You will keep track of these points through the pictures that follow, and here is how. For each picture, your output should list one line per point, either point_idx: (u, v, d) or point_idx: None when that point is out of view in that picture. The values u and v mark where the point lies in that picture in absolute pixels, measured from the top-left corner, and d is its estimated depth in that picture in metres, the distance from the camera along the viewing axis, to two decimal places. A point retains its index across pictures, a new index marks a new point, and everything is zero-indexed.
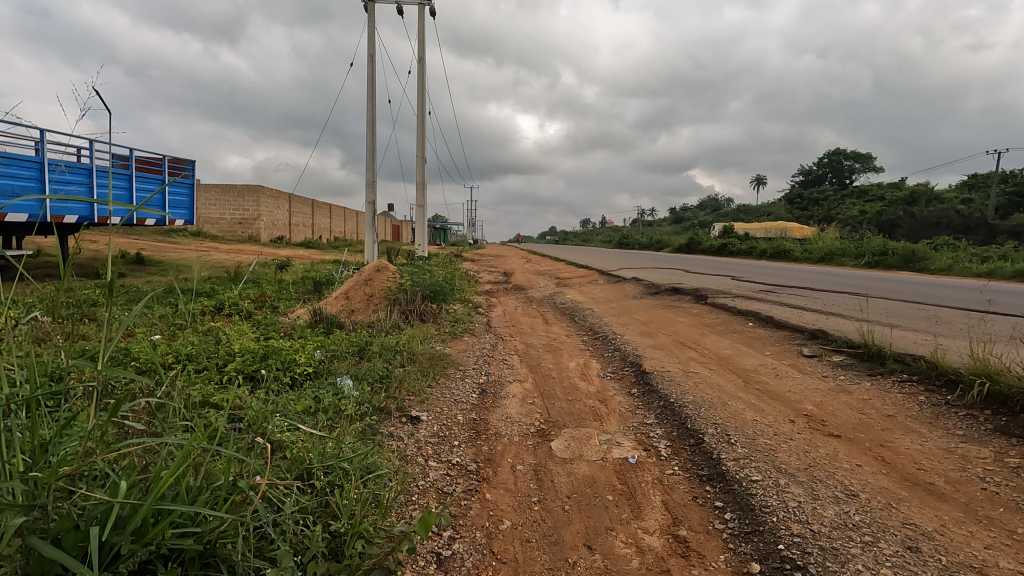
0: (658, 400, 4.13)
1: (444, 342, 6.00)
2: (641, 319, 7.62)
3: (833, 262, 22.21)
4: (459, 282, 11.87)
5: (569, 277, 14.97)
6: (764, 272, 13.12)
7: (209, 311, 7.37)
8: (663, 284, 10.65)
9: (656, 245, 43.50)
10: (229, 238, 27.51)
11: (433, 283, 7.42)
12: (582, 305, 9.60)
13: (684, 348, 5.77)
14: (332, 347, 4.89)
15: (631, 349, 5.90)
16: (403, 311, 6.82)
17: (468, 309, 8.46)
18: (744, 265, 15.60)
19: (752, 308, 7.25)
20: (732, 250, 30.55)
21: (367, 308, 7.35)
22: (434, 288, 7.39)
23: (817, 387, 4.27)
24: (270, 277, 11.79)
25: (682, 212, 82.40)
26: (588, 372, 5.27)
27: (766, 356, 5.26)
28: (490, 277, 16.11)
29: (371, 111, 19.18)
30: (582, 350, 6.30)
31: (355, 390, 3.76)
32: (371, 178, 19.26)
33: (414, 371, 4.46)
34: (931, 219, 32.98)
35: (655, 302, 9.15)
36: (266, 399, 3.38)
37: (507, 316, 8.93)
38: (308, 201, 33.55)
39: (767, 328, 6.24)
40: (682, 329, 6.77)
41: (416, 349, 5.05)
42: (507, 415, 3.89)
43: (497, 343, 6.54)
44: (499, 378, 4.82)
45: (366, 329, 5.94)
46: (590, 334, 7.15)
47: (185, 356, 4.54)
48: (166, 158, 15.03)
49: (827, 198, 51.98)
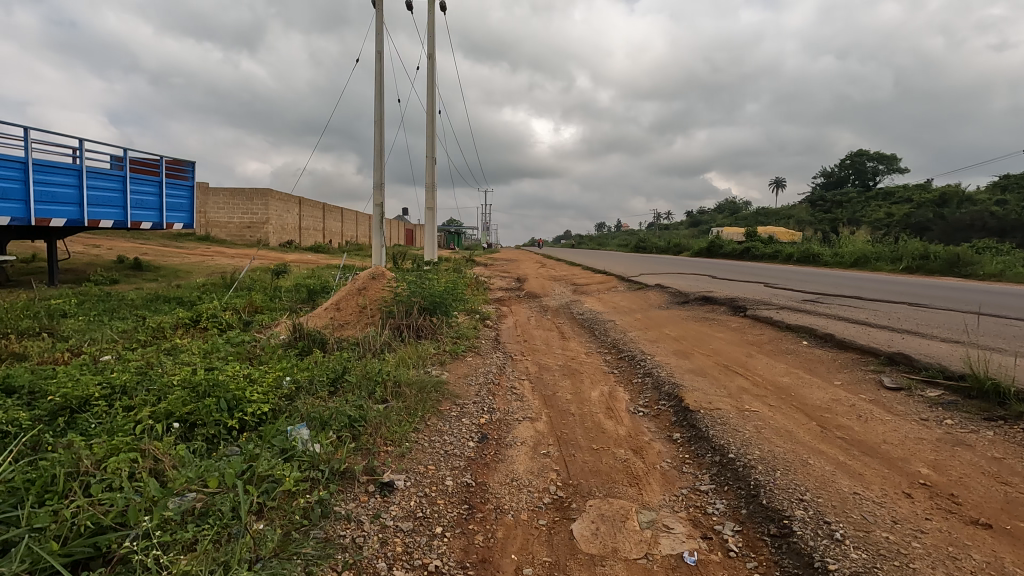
0: (713, 455, 3.14)
1: (441, 365, 5.08)
2: (672, 335, 6.61)
3: (867, 267, 20.94)
4: (467, 289, 10.99)
5: (588, 284, 13.98)
6: (801, 279, 12.07)
7: (181, 325, 6.56)
8: (693, 293, 9.63)
9: (675, 249, 42.37)
10: (237, 243, 27.00)
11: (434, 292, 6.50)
12: (602, 316, 8.62)
13: (732, 374, 4.77)
14: (302, 375, 4.00)
15: (664, 374, 4.92)
16: (396, 326, 5.92)
17: (475, 321, 7.55)
18: (775, 271, 14.51)
19: (804, 322, 6.23)
20: (755, 254, 29.27)
21: (359, 321, 6.44)
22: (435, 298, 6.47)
23: (921, 435, 3.25)
24: (264, 283, 11.02)
25: (699, 216, 80.78)
26: (614, 405, 4.31)
27: (838, 387, 4.24)
28: (503, 284, 15.16)
29: (380, 110, 18.47)
30: (605, 374, 5.34)
31: (311, 443, 2.84)
32: (379, 181, 18.47)
33: (396, 411, 3.53)
34: (964, 221, 31.47)
35: (684, 313, 8.15)
36: (184, 467, 2.49)
37: (518, 329, 7.99)
38: (319, 204, 32.98)
39: (829, 349, 5.22)
40: (723, 348, 5.75)
41: (404, 377, 4.12)
42: (512, 475, 2.95)
43: (504, 364, 5.62)
44: (505, 417, 3.87)
45: (349, 350, 5.04)
46: (613, 352, 6.18)
47: (120, 390, 3.69)
48: (163, 159, 14.36)
49: (852, 200, 50.22)
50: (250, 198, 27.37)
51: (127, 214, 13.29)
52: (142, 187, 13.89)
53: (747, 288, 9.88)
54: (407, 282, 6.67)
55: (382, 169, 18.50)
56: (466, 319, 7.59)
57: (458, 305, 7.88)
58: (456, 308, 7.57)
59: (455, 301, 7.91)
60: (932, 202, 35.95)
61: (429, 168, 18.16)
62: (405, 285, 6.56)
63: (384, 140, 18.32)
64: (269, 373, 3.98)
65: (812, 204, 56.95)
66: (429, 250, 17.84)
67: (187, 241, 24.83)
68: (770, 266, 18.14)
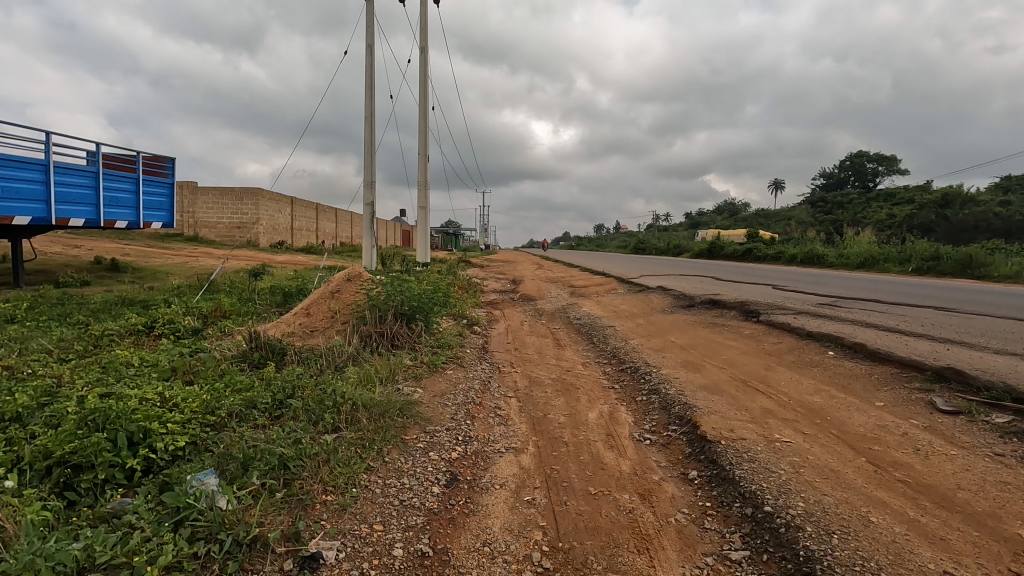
0: (741, 506, 2.47)
1: (415, 381, 4.39)
2: (680, 344, 5.93)
3: (874, 268, 20.30)
4: (457, 292, 10.33)
5: (586, 286, 13.28)
6: (812, 281, 11.45)
7: (132, 332, 5.89)
8: (699, 295, 8.98)
9: (675, 250, 41.79)
10: (226, 243, 26.32)
11: (413, 293, 5.79)
12: (601, 321, 7.93)
13: (752, 392, 4.08)
14: (241, 398, 3.32)
15: (674, 391, 4.22)
16: (368, 334, 5.25)
17: (462, 327, 6.88)
18: (783, 273, 13.83)
19: (827, 329, 5.56)
20: (758, 254, 28.60)
21: (329, 329, 5.74)
22: (416, 299, 5.76)
23: (1003, 478, 2.58)
24: (241, 284, 10.36)
25: (698, 217, 80.18)
26: (614, 432, 3.62)
27: (882, 409, 3.57)
28: (497, 286, 14.49)
29: (370, 105, 17.83)
30: (605, 389, 4.65)
31: (218, 497, 2.16)
32: (370, 179, 17.79)
33: (346, 447, 2.85)
34: (969, 222, 30.84)
35: (691, 318, 7.46)
36: (25, 541, 1.82)
37: (510, 335, 7.30)
38: (312, 204, 32.29)
39: (862, 361, 4.56)
40: (739, 360, 5.06)
41: (362, 398, 3.43)
42: (484, 536, 2.26)
43: (490, 377, 4.95)
44: (484, 449, 3.19)
45: (307, 366, 4.34)
46: (614, 363, 5.51)
47: (11, 414, 3.00)
48: (140, 155, 13.69)
49: (853, 201, 49.62)
50: (239, 198, 26.71)
51: (100, 212, 12.61)
52: (117, 184, 13.21)
53: (757, 291, 9.23)
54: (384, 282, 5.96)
55: (373, 167, 17.82)
56: (452, 325, 6.89)
57: (443, 308, 7.18)
58: (440, 312, 6.87)
59: (440, 303, 7.20)
60: (935, 202, 35.34)
61: (422, 166, 17.49)
62: (381, 286, 5.83)
63: (374, 137, 17.65)
64: (201, 394, 3.30)
65: (813, 204, 56.34)
66: (421, 251, 17.14)
67: (174, 242, 24.14)
68: (775, 267, 17.46)
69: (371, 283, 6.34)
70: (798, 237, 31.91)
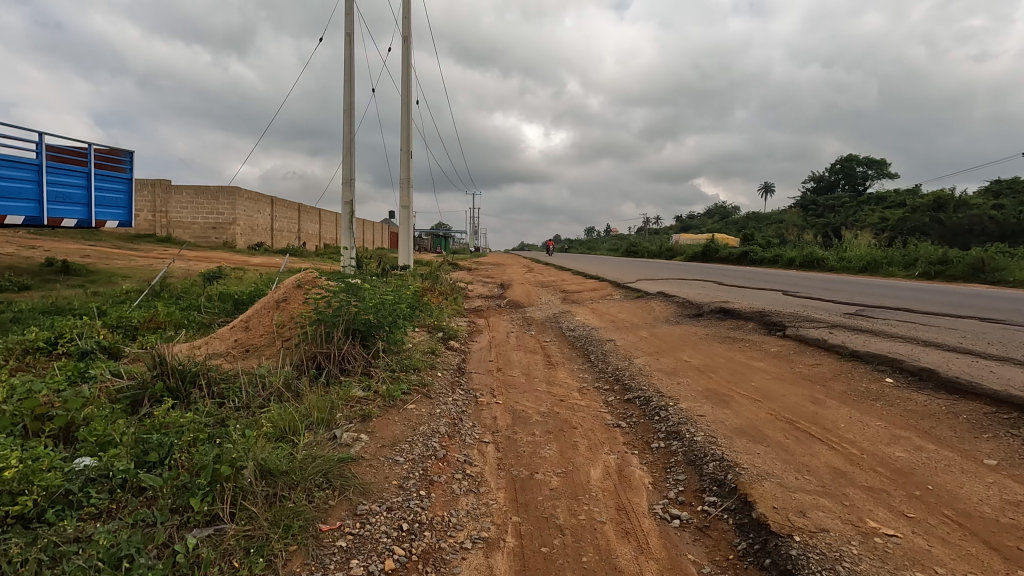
0: None
1: (360, 424, 3.33)
2: (696, 365, 4.91)
3: (878, 272, 19.52)
4: (436, 300, 9.31)
5: (579, 291, 12.29)
6: (825, 287, 10.55)
7: (26, 352, 4.79)
8: (707, 303, 8.00)
9: (667, 253, 41.07)
10: (201, 245, 25.10)
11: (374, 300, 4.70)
12: (598, 333, 6.91)
13: (807, 440, 3.05)
14: (79, 467, 2.26)
15: (702, 438, 3.19)
16: (310, 357, 4.17)
17: (435, 342, 5.85)
18: (791, 278, 12.92)
19: (877, 348, 4.57)
20: (754, 257, 27.76)
21: (268, 347, 4.66)
22: (376, 307, 4.68)
23: None
24: (193, 290, 9.26)
25: (689, 219, 79.65)
26: (627, 505, 2.59)
27: (1001, 472, 2.57)
28: (483, 291, 13.48)
29: (349, 97, 16.79)
30: (609, 432, 3.61)
31: None
32: (349, 176, 16.69)
33: (212, 562, 1.81)
34: (963, 227, 30.41)
35: (703, 331, 6.45)
36: None
37: (492, 351, 6.27)
38: (294, 204, 31.07)
39: (938, 395, 3.57)
40: (775, 390, 4.05)
41: (266, 459, 2.40)
42: None
43: (463, 413, 3.89)
44: (438, 547, 2.14)
45: (218, 408, 3.28)
46: (618, 391, 4.49)
47: None
48: (93, 148, 12.52)
49: (845, 205, 49.12)
50: (215, 197, 25.48)
51: (44, 209, 11.44)
52: (65, 179, 12.02)
53: (770, 299, 8.27)
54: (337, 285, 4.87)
55: (352, 164, 16.72)
56: (424, 340, 5.83)
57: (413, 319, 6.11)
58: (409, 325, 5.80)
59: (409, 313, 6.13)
60: (928, 206, 34.77)
61: (404, 163, 16.45)
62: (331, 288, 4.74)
63: (353, 130, 16.56)
64: (26, 457, 2.26)
65: (804, 208, 55.83)
66: (404, 254, 16.05)
67: (143, 243, 22.89)
68: (776, 272, 16.53)
69: (325, 286, 5.26)
70: (793, 240, 31.19)
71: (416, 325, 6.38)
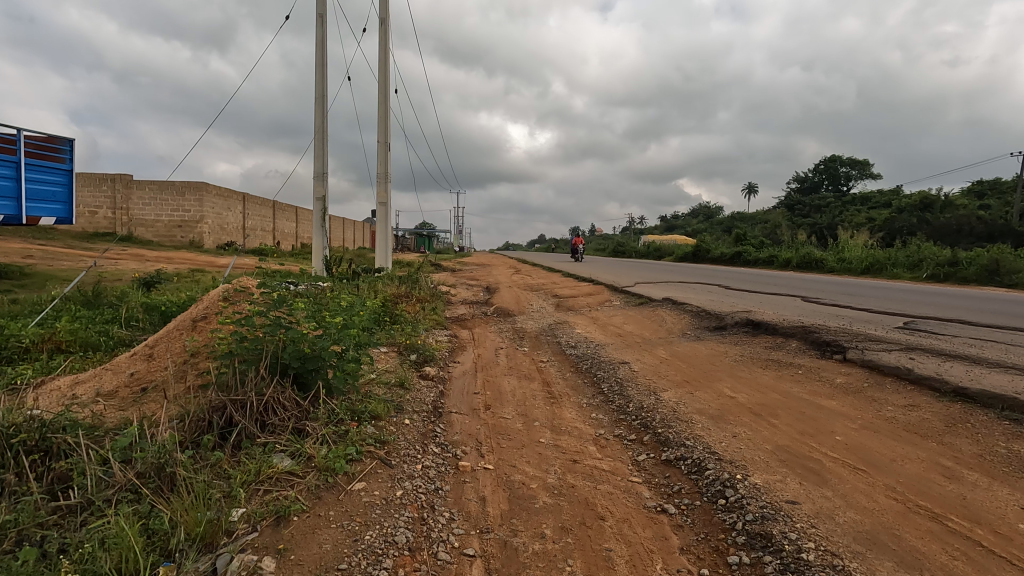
0: None
1: (268, 537, 2.08)
2: (748, 405, 3.74)
3: (881, 274, 18.66)
4: (413, 309, 8.07)
5: (573, 297, 11.13)
6: (849, 295, 9.50)
7: None
8: (729, 314, 6.89)
9: (655, 254, 40.29)
10: (165, 245, 23.50)
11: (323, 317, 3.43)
12: (606, 352, 5.74)
13: (990, 565, 1.91)
14: None
15: (814, 557, 2.01)
16: (216, 409, 2.88)
17: (406, 370, 4.62)
18: (803, 283, 11.91)
19: (994, 384, 3.46)
20: (748, 258, 26.93)
21: (170, 385, 3.37)
22: (324, 327, 3.41)
23: None
24: (124, 297, 7.93)
25: (674, 220, 79.16)
26: None
27: None
28: (467, 295, 12.27)
29: (321, 84, 15.50)
30: (655, 527, 2.41)
31: None
32: (321, 171, 15.37)
33: None
34: (950, 227, 29.42)
35: (735, 352, 5.30)
36: None
37: (479, 377, 5.06)
38: (269, 202, 29.51)
39: None
40: (875, 450, 2.89)
41: None
42: None
43: (437, 493, 2.66)
44: None
45: (27, 516, 2.00)
46: (653, 446, 3.31)
47: None
48: (24, 135, 10.98)
49: (832, 205, 48.82)
50: (180, 193, 23.85)
51: None
52: None
53: (800, 310, 7.19)
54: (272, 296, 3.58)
55: (324, 158, 15.40)
56: (391, 369, 4.57)
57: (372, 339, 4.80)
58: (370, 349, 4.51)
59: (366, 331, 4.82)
60: (914, 206, 34.31)
61: (381, 157, 15.17)
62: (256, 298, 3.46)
63: (325, 121, 15.24)
64: None
65: (790, 208, 55.48)
66: (380, 255, 14.77)
67: (100, 243, 21.26)
68: (778, 274, 15.57)
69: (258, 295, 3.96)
70: (785, 240, 30.48)
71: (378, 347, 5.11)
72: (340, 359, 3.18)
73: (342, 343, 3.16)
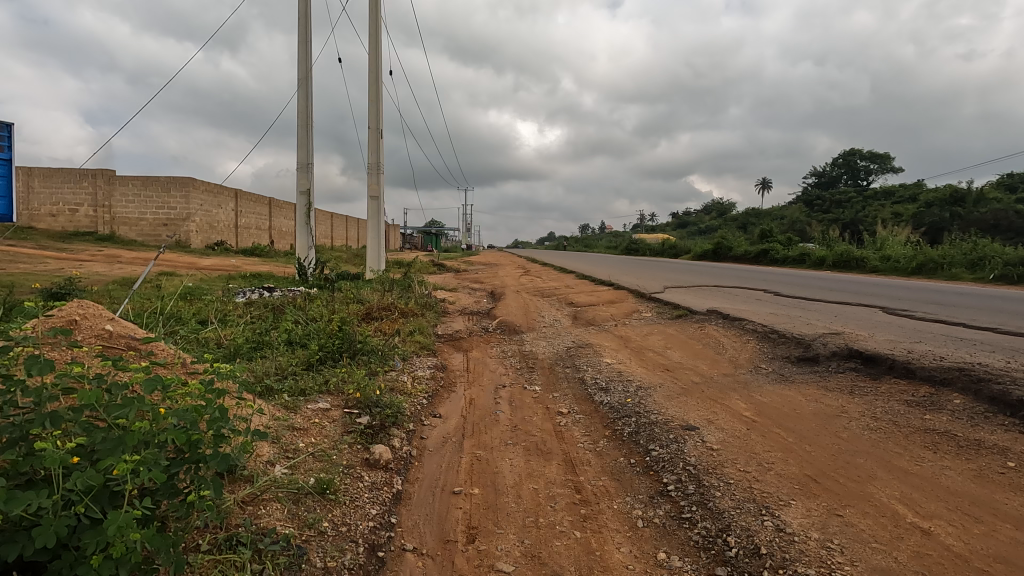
0: None
1: None
2: (976, 562, 1.93)
3: (934, 275, 16.61)
4: (393, 329, 6.31)
5: (592, 305, 9.34)
6: (946, 308, 7.56)
7: None
8: (819, 342, 5.02)
9: (671, 252, 38.39)
10: (149, 244, 21.93)
11: (112, 405, 1.63)
12: (656, 403, 3.92)
13: None
14: None
15: None
16: None
17: (332, 460, 2.81)
18: (871, 290, 9.99)
19: None
20: (776, 257, 24.94)
21: None
22: (107, 427, 1.60)
23: None
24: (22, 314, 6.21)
25: (688, 216, 76.91)
26: None
27: None
28: (468, 302, 10.52)
29: (304, 62, 13.81)
30: None
31: None
32: (305, 161, 13.66)
33: None
34: (988, 221, 27.23)
35: (859, 410, 3.46)
36: None
37: (463, 457, 3.25)
38: (265, 199, 27.90)
39: None
40: None
41: None
42: None
43: None
44: None
45: None
46: None
47: None
48: None
49: (855, 198, 46.45)
50: (165, 189, 22.24)
51: None
52: None
53: (909, 334, 5.29)
54: (6, 361, 1.76)
55: (309, 146, 13.67)
56: (310, 461, 2.76)
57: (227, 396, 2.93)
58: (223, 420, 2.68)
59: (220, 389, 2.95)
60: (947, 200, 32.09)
61: (372, 145, 13.41)
62: None
63: (310, 106, 13.51)
64: None
65: (809, 203, 53.16)
66: (372, 257, 13.05)
67: (77, 243, 19.74)
68: (828, 277, 13.59)
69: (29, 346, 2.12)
70: (813, 237, 28.34)
71: (261, 404, 3.29)
72: (137, 509, 1.39)
73: (145, 473, 1.38)
